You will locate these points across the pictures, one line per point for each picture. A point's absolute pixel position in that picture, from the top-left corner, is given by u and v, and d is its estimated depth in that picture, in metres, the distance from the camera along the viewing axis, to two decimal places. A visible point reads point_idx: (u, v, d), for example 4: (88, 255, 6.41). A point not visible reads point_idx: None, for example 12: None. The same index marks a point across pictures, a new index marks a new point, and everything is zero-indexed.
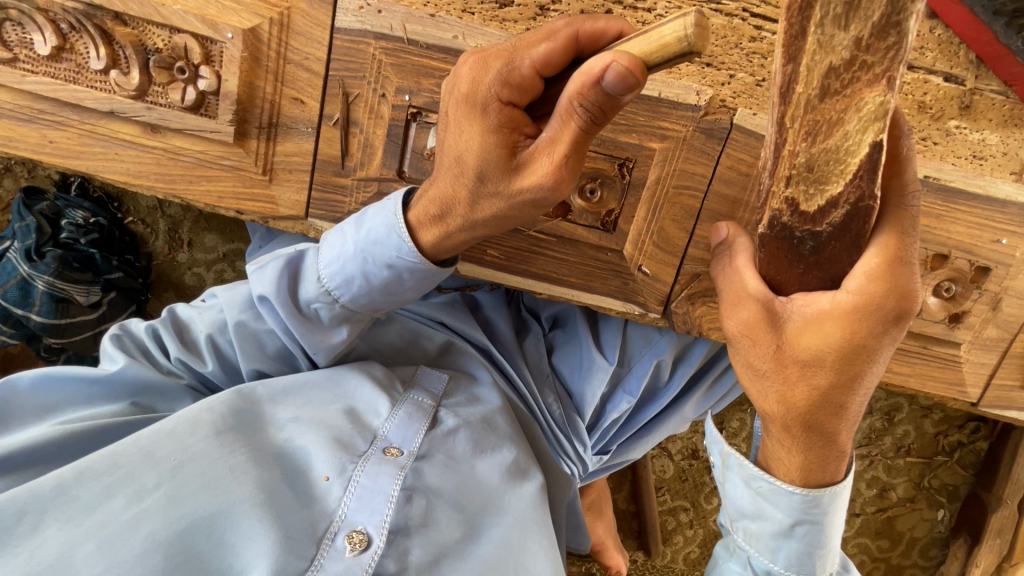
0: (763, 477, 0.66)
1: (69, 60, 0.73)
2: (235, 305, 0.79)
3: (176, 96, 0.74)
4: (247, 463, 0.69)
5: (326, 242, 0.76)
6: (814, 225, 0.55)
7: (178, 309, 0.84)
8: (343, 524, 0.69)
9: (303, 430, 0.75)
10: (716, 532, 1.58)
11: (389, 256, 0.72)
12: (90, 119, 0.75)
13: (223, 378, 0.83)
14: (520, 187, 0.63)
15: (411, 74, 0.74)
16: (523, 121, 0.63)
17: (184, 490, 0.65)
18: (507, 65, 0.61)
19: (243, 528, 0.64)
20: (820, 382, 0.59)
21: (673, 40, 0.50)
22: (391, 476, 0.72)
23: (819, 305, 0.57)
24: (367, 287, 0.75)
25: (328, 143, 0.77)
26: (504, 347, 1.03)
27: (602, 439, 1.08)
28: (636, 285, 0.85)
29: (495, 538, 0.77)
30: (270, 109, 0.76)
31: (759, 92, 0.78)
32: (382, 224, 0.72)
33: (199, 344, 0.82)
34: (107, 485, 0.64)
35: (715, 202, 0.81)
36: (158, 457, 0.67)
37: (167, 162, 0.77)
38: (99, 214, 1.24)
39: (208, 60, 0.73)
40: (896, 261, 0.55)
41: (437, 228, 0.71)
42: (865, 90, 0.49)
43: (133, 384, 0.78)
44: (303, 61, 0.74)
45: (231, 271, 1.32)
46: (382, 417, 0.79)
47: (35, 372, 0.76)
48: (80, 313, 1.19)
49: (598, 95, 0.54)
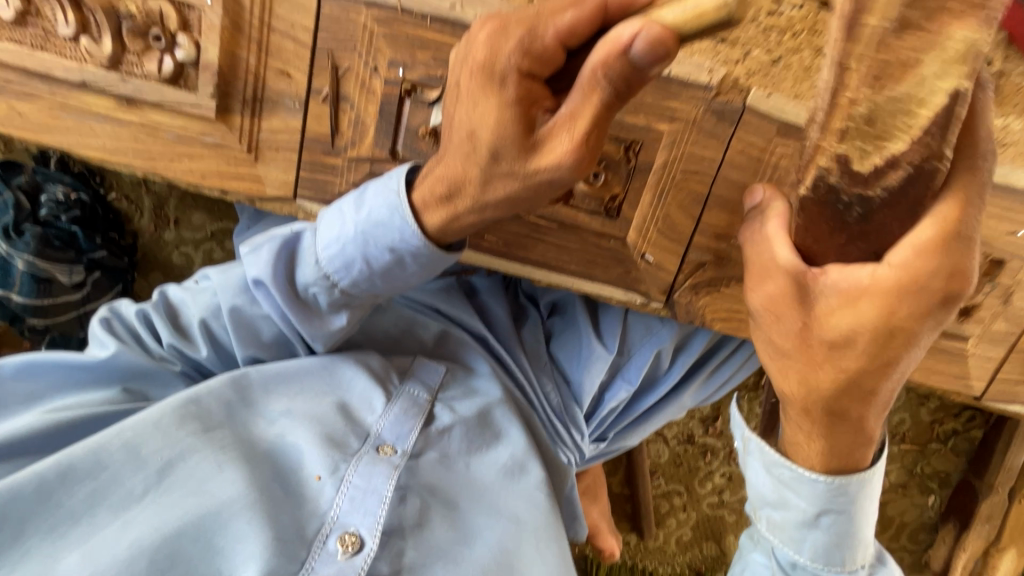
0: (785, 463, 0.64)
1: (35, 26, 0.68)
2: (229, 288, 0.75)
3: (153, 66, 0.69)
4: (236, 463, 0.69)
5: (323, 222, 0.72)
6: (865, 189, 0.48)
7: (168, 290, 0.80)
8: (335, 526, 0.69)
9: (294, 427, 0.74)
10: (708, 515, 1.60)
11: (391, 239, 0.69)
12: (60, 91, 0.70)
13: (217, 364, 0.80)
14: (537, 166, 0.60)
15: (405, 47, 0.69)
16: (541, 94, 0.59)
17: (173, 494, 0.66)
18: (528, 33, 0.57)
19: (231, 531, 0.64)
20: (847, 368, 0.56)
21: (711, 9, 0.46)
22: (385, 476, 0.72)
23: (855, 278, 0.53)
24: (368, 271, 0.72)
25: (317, 120, 0.73)
26: (501, 335, 1.01)
27: (600, 426, 1.07)
28: (639, 274, 0.82)
29: (491, 537, 0.76)
30: (254, 82, 0.71)
31: (775, 71, 0.73)
32: (384, 205, 0.69)
33: (192, 328, 0.78)
34: (92, 490, 0.65)
35: (724, 188, 0.77)
36: (144, 457, 0.67)
37: (145, 138, 0.73)
38: (80, 189, 1.19)
39: (186, 27, 0.68)
40: (950, 237, 0.50)
41: (444, 210, 0.67)
42: (953, 25, 0.41)
43: (125, 370, 0.76)
44: (289, 30, 0.69)
45: (220, 251, 1.28)
46: (376, 414, 0.78)
47: (19, 359, 0.74)
48: (62, 293, 1.15)
49: (624, 66, 0.51)
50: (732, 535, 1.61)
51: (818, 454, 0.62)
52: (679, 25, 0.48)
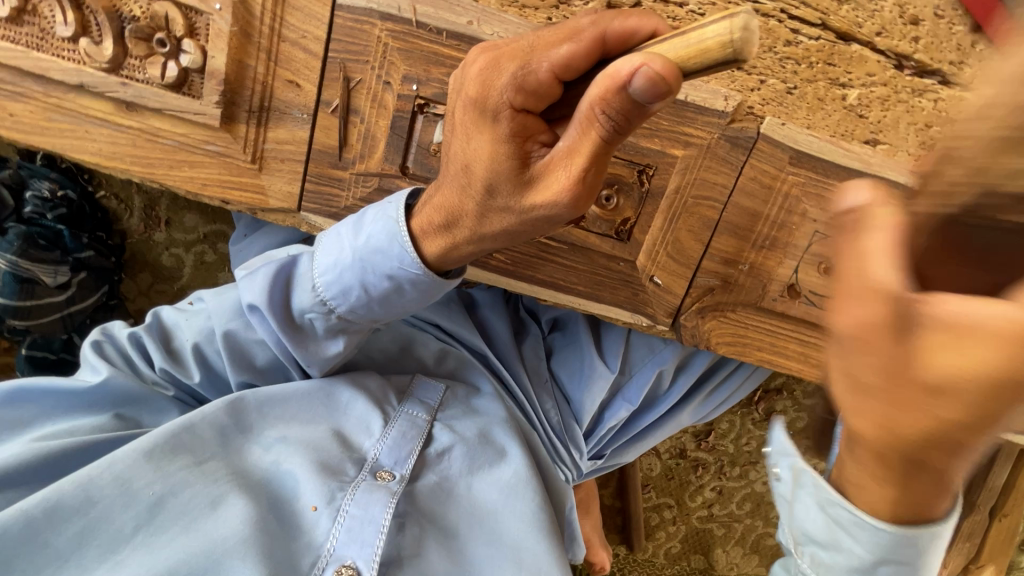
0: (841, 505, 0.54)
1: (31, 25, 0.65)
2: (224, 314, 0.79)
3: (156, 72, 0.66)
4: (229, 494, 0.70)
5: (321, 247, 0.72)
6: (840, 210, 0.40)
7: (163, 313, 0.84)
8: (331, 559, 0.69)
9: (289, 454, 0.75)
10: (697, 528, 1.61)
11: (390, 266, 0.68)
12: (55, 93, 0.67)
13: (210, 389, 0.84)
14: (533, 203, 0.58)
15: (420, 61, 0.68)
16: (537, 127, 0.57)
17: (166, 530, 0.66)
18: (522, 67, 0.56)
19: (223, 567, 0.64)
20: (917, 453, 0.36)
21: (714, 45, 0.42)
22: (382, 504, 0.71)
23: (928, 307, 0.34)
24: (364, 297, 0.72)
25: (325, 132, 0.71)
26: (501, 352, 1.00)
27: (598, 445, 1.06)
28: (646, 297, 0.82)
29: (489, 567, 0.76)
30: (262, 91, 0.69)
31: (789, 100, 0.73)
32: (381, 232, 0.69)
33: (184, 353, 0.82)
34: (80, 528, 0.65)
35: (735, 214, 0.77)
36: (135, 491, 0.68)
37: (144, 144, 0.70)
38: (67, 186, 1.14)
39: (192, 32, 0.65)
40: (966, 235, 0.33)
41: (443, 239, 0.66)
42: None
43: (116, 396, 0.79)
44: (300, 39, 0.67)
45: (212, 253, 1.25)
46: (374, 438, 0.79)
47: (11, 385, 0.77)
48: (46, 294, 1.11)
49: (623, 102, 0.47)
50: (719, 548, 1.62)
51: (878, 502, 0.49)
52: (682, 58, 0.44)
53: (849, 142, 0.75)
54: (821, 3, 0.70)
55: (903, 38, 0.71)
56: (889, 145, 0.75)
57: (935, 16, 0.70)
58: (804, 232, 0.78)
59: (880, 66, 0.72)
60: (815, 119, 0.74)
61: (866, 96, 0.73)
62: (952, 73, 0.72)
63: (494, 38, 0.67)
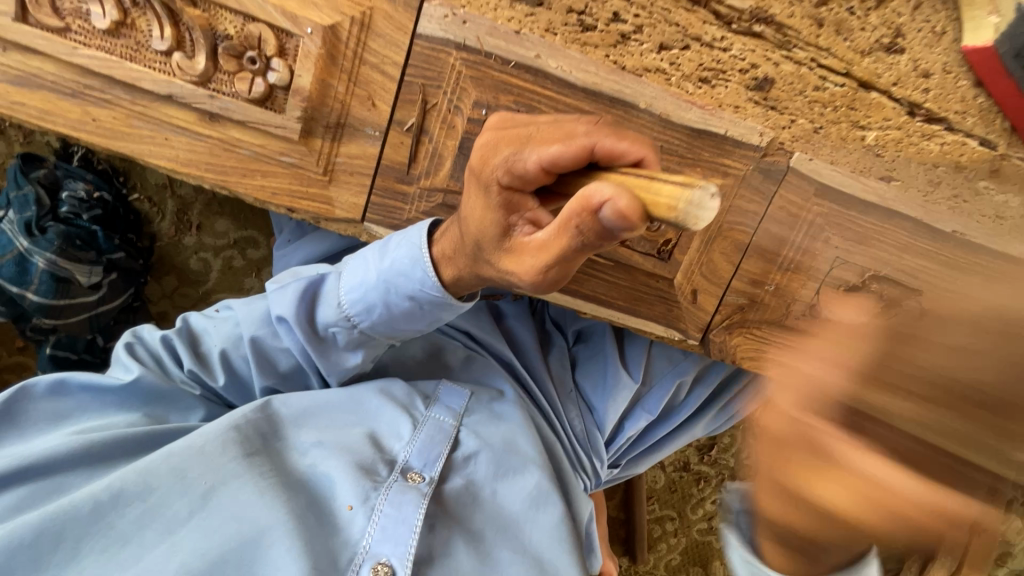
0: None
1: (127, 37, 0.68)
2: (252, 320, 0.80)
3: (244, 87, 0.70)
4: (274, 488, 0.72)
5: (350, 267, 0.78)
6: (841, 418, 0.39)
7: (190, 318, 0.85)
8: (367, 555, 0.71)
9: (326, 456, 0.78)
10: (698, 541, 1.65)
11: (412, 288, 0.74)
12: (142, 101, 0.70)
13: (233, 391, 0.85)
14: (506, 269, 0.64)
15: (491, 89, 0.73)
16: (522, 206, 0.63)
17: (214, 519, 0.69)
18: (515, 153, 0.62)
19: (272, 556, 0.68)
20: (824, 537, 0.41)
21: (664, 205, 0.46)
22: (414, 505, 0.75)
23: (862, 468, 0.35)
24: (387, 315, 0.77)
25: (395, 149, 0.76)
26: (527, 362, 1.05)
27: (617, 452, 1.11)
28: (680, 312, 0.88)
29: (512, 570, 0.79)
30: (340, 109, 0.73)
31: (816, 138, 0.81)
32: (405, 257, 0.73)
33: (211, 357, 0.83)
34: (141, 513, 0.69)
35: (763, 239, 0.85)
36: (190, 480, 0.71)
37: (221, 153, 0.73)
38: (102, 188, 1.16)
39: (282, 53, 0.70)
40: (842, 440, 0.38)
41: (455, 267, 0.72)
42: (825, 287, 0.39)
43: (147, 393, 0.80)
44: (380, 64, 0.72)
45: (241, 259, 1.27)
46: (403, 441, 0.82)
47: (51, 377, 0.78)
48: (80, 294, 1.11)
49: (595, 224, 0.51)
50: (718, 561, 1.66)
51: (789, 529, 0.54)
52: (647, 204, 0.48)
53: (867, 177, 0.83)
54: (846, 55, 0.78)
55: (916, 89, 0.80)
56: (901, 182, 0.83)
57: (943, 71, 0.79)
58: (825, 258, 0.85)
59: (894, 112, 0.81)
60: (838, 156, 0.82)
61: (882, 137, 0.82)
62: (956, 121, 0.81)
63: (558, 71, 0.74)
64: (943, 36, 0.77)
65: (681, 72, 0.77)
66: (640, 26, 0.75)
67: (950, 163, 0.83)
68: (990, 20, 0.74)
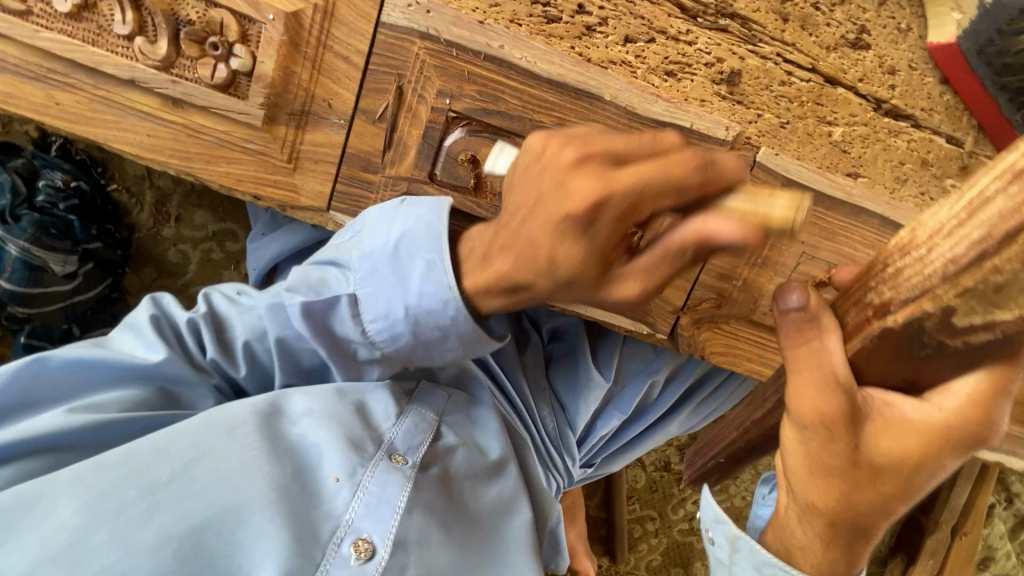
0: (775, 566, 0.67)
1: (89, 21, 0.68)
2: (275, 319, 0.75)
3: (206, 72, 0.70)
4: (258, 460, 0.71)
5: (383, 271, 0.71)
6: (951, 338, 0.49)
7: (212, 296, 0.80)
8: (348, 531, 0.71)
9: (315, 427, 0.76)
10: (679, 542, 1.64)
11: (440, 321, 0.71)
12: (105, 86, 0.71)
13: (252, 382, 0.83)
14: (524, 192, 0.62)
15: (454, 79, 0.74)
16: (622, 275, 0.59)
17: (199, 484, 0.68)
18: (632, 207, 0.54)
19: (253, 528, 0.67)
20: (885, 489, 0.57)
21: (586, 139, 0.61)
22: (399, 486, 0.74)
23: (904, 411, 0.54)
24: (412, 340, 0.74)
25: (359, 138, 0.76)
26: (503, 359, 1.03)
27: (589, 453, 1.11)
28: (647, 307, 0.87)
29: (479, 562, 0.80)
30: (304, 97, 0.74)
31: (782, 133, 0.81)
32: (436, 293, 0.69)
33: (235, 346, 0.79)
34: (120, 477, 0.67)
35: None
36: (173, 450, 0.70)
37: (186, 139, 0.73)
38: (80, 178, 1.16)
39: (244, 39, 0.70)
40: (998, 391, 0.51)
41: (483, 272, 0.67)
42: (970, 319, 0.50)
43: (166, 378, 0.77)
44: (344, 52, 0.73)
45: (219, 251, 1.27)
46: (390, 422, 0.80)
47: (67, 353, 0.73)
48: (54, 283, 1.11)
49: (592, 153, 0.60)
50: (699, 562, 1.65)
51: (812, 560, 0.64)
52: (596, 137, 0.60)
53: (836, 173, 0.82)
54: (811, 51, 0.78)
55: (881, 85, 0.80)
56: (868, 178, 0.83)
57: (909, 67, 0.79)
58: (792, 253, 0.85)
59: (861, 108, 0.81)
60: (804, 151, 0.81)
61: (849, 134, 0.81)
62: (923, 118, 0.81)
63: (523, 61, 0.74)
64: (909, 33, 0.78)
65: (646, 65, 0.77)
66: (605, 19, 0.75)
67: (916, 159, 0.83)
68: (952, 16, 0.75)
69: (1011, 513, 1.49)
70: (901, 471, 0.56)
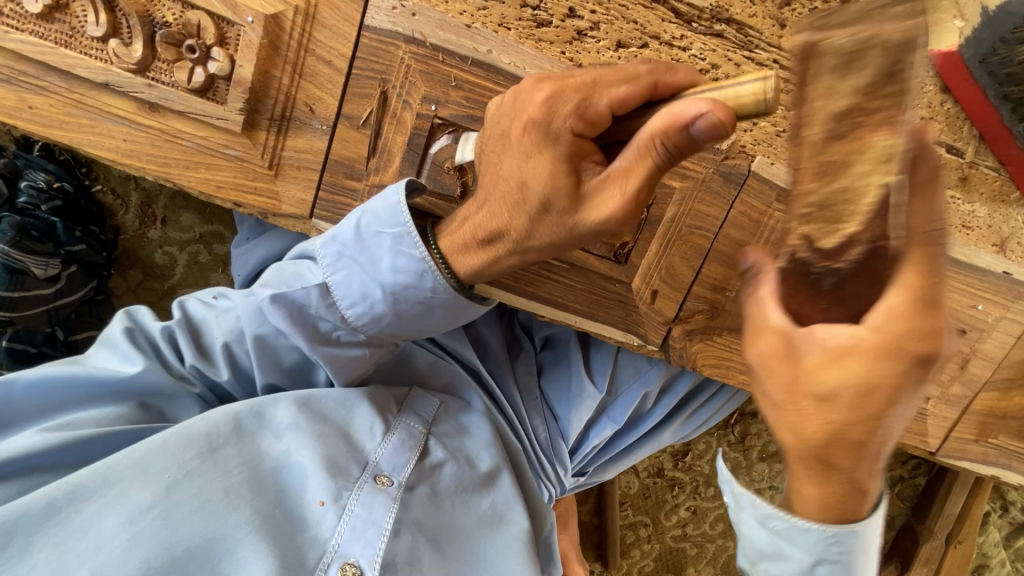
0: (776, 516, 0.61)
1: (61, 22, 0.66)
2: (252, 316, 0.74)
3: (183, 76, 0.68)
4: (242, 487, 0.69)
5: (357, 259, 0.70)
6: (832, 262, 0.53)
7: (188, 304, 0.79)
8: (335, 557, 0.70)
9: (299, 446, 0.74)
10: (672, 549, 1.62)
11: (422, 295, 0.70)
12: (78, 89, 0.68)
13: (236, 388, 0.80)
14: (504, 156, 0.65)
15: (440, 84, 0.72)
16: (600, 189, 0.58)
17: (180, 511, 0.65)
18: (585, 99, 0.59)
19: (239, 556, 0.65)
20: (837, 418, 0.52)
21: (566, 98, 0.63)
22: (385, 508, 0.73)
23: (830, 336, 0.52)
24: (395, 320, 0.72)
25: (342, 143, 0.73)
26: (496, 364, 1.02)
27: (582, 461, 1.09)
28: (638, 317, 0.86)
29: None
30: (284, 101, 0.71)
31: (778, 142, 0.79)
32: (411, 271, 0.69)
33: (214, 350, 0.77)
34: (99, 505, 0.65)
35: (724, 244, 0.83)
36: (152, 475, 0.67)
37: (163, 144, 0.71)
38: (64, 178, 1.15)
39: (222, 42, 0.68)
40: (923, 303, 0.49)
41: (483, 253, 0.67)
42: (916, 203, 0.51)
43: (144, 389, 0.75)
44: (327, 55, 0.70)
45: (206, 254, 1.25)
46: (375, 441, 0.79)
47: (34, 374, 0.71)
48: (36, 286, 1.08)
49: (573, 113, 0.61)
50: (691, 569, 1.63)
51: (813, 504, 0.59)
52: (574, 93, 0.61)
53: None
54: None
55: None
56: None
57: None
58: None
59: None
60: None
61: None
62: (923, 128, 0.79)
63: (511, 67, 0.72)
64: None
65: None
66: (596, 23, 0.73)
67: None
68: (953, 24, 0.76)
69: (1006, 521, 1.48)
70: (837, 409, 0.52)
